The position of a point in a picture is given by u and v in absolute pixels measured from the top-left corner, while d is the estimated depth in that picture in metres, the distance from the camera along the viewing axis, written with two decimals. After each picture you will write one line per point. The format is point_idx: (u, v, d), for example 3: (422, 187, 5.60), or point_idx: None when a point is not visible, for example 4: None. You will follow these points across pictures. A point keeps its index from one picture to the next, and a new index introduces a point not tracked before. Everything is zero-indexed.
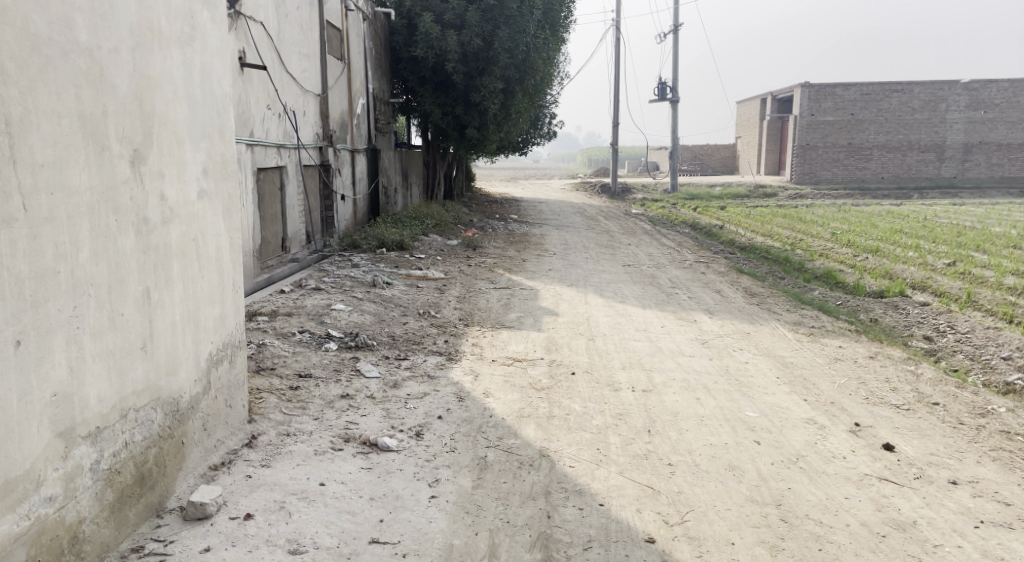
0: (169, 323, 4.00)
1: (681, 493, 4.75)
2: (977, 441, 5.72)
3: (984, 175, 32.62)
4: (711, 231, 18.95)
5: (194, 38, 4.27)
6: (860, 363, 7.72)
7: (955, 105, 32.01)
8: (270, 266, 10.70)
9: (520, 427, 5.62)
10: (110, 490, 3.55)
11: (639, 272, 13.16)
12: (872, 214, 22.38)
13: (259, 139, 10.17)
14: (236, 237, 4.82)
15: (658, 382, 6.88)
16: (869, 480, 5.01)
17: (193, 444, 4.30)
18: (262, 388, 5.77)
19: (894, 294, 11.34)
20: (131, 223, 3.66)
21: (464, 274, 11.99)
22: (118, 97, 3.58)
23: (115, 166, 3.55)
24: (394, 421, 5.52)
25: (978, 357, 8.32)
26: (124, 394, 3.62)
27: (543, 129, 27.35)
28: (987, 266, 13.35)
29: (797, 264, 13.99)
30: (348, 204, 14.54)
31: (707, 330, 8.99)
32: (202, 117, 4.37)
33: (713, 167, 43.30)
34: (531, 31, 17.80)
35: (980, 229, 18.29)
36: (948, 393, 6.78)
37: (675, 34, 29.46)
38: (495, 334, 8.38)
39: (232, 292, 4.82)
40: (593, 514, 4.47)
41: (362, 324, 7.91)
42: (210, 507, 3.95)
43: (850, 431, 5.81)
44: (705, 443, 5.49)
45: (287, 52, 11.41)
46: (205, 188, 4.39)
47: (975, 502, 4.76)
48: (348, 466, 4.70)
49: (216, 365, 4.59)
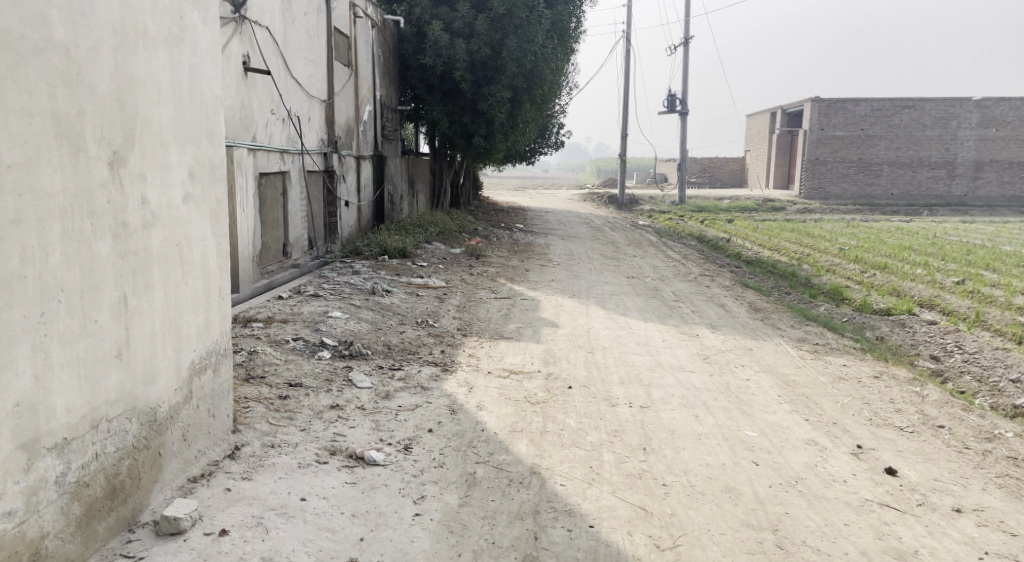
0: (148, 330, 3.89)
1: (675, 515, 4.60)
2: (983, 467, 5.55)
3: (995, 193, 32.41)
4: (718, 244, 18.82)
5: (183, 39, 4.17)
6: (864, 383, 7.56)
7: (966, 122, 31.81)
8: (269, 271, 10.61)
9: (512, 442, 5.49)
10: (77, 504, 3.44)
11: (643, 285, 13.01)
12: (881, 230, 22.18)
13: (261, 144, 10.07)
14: (223, 242, 4.71)
15: (657, 398, 6.73)
16: (869, 505, 4.85)
17: (172, 456, 4.19)
18: (249, 397, 5.65)
19: (901, 311, 11.16)
20: (108, 227, 3.55)
21: (465, 283, 11.86)
22: (97, 97, 3.49)
23: (91, 168, 3.44)
24: (383, 433, 5.39)
25: (986, 379, 8.15)
26: (96, 403, 3.51)
27: (552, 138, 27.25)
28: (997, 285, 13.17)
29: (804, 279, 13.84)
30: (351, 210, 14.45)
31: (709, 345, 8.85)
32: (189, 120, 4.26)
33: (721, 179, 43.16)
34: (540, 40, 17.68)
35: (990, 248, 18.09)
36: (955, 416, 6.62)
37: (686, 46, 29.39)
38: (493, 345, 8.25)
39: (218, 300, 4.70)
40: (581, 536, 4.33)
41: (357, 332, 7.77)
42: (185, 522, 3.83)
43: (852, 453, 5.66)
44: (702, 462, 5.35)
45: (292, 57, 11.32)
46: (190, 192, 4.28)
47: (979, 532, 4.60)
48: (331, 480, 4.57)
49: (199, 374, 4.47)
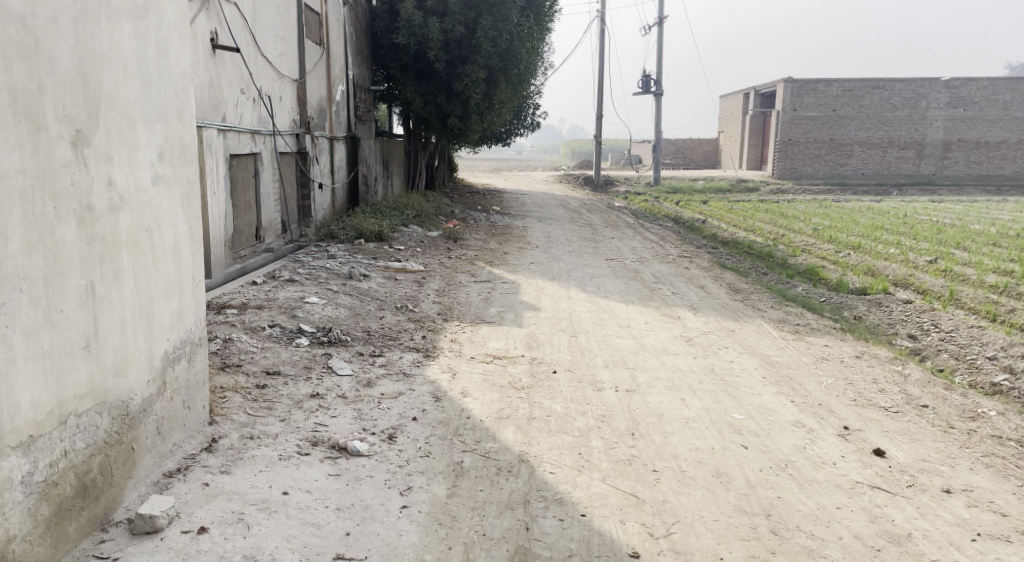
0: (118, 320, 3.68)
1: (667, 502, 4.50)
2: (969, 447, 5.52)
3: (963, 172, 32.72)
4: (694, 225, 18.77)
5: (149, 11, 3.95)
6: (847, 363, 7.51)
7: (935, 102, 32.04)
8: (242, 256, 10.35)
9: (499, 430, 5.35)
10: (46, 504, 3.25)
11: (621, 267, 12.91)
12: (853, 211, 22.27)
13: (232, 124, 9.79)
14: (196, 226, 4.50)
15: (643, 382, 6.62)
16: (860, 488, 4.79)
17: (146, 451, 4.00)
18: (225, 387, 5.45)
19: (877, 290, 11.18)
20: (72, 211, 3.35)
21: (443, 267, 11.68)
22: (57, 71, 3.27)
23: (53, 148, 3.24)
24: (365, 422, 5.23)
25: (964, 357, 8.16)
26: (64, 398, 3.32)
27: (527, 120, 27.01)
28: (969, 263, 13.23)
29: (780, 260, 13.83)
30: (325, 193, 14.17)
31: (691, 327, 8.76)
32: (157, 97, 4.04)
33: (695, 161, 43.19)
34: (515, 19, 17.32)
35: (960, 226, 18.23)
36: (938, 395, 6.59)
37: (660, 27, 29.30)
38: (474, 330, 8.10)
39: (192, 287, 4.49)
40: (574, 525, 4.21)
41: (336, 318, 7.59)
42: (161, 520, 3.66)
43: (840, 435, 5.60)
44: (691, 447, 5.26)
45: (262, 35, 11.02)
46: (160, 174, 4.07)
47: (970, 513, 4.55)
48: (314, 473, 4.41)
49: (173, 364, 4.28)
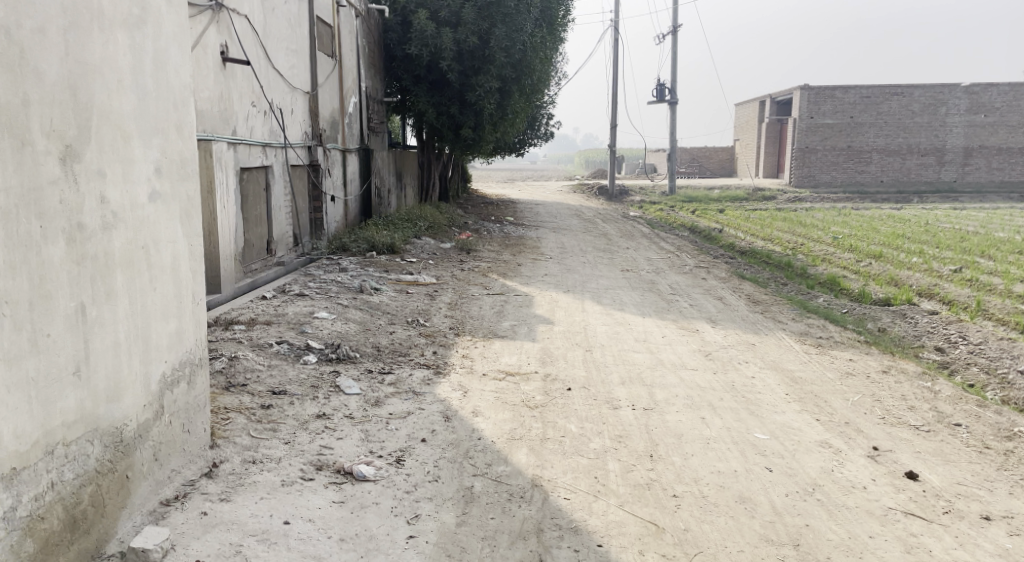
0: (111, 343, 3.52)
1: (688, 531, 4.28)
2: (1007, 469, 5.25)
3: (984, 179, 32.21)
4: (711, 235, 18.50)
5: (145, 22, 3.80)
6: (873, 379, 7.24)
7: (955, 108, 31.60)
8: (253, 270, 10.21)
9: (511, 452, 5.15)
10: (31, 540, 3.08)
11: (638, 278, 12.66)
12: (873, 219, 21.91)
13: (242, 137, 9.67)
14: (196, 244, 4.33)
15: (661, 399, 6.39)
16: (893, 515, 4.54)
17: (141, 478, 3.83)
18: (229, 407, 5.29)
19: (900, 301, 10.88)
20: (60, 230, 3.19)
21: (455, 279, 11.49)
22: (44, 84, 3.12)
23: (40, 165, 3.09)
24: (372, 445, 5.04)
25: (994, 371, 7.86)
26: (51, 426, 3.15)
27: (541, 130, 26.84)
28: (995, 273, 12.88)
29: (800, 270, 13.55)
30: (338, 205, 14.03)
31: (710, 340, 8.53)
32: (155, 109, 3.89)
33: (711, 169, 42.87)
34: (529, 29, 17.15)
35: (984, 235, 17.82)
36: (970, 413, 6.32)
37: (675, 35, 29.10)
38: (487, 345, 7.90)
39: (192, 305, 4.32)
40: (589, 557, 4.00)
41: (345, 333, 7.40)
42: (155, 553, 3.50)
43: (869, 455, 5.35)
44: (712, 470, 5.03)
45: (273, 47, 10.91)
46: (158, 190, 3.91)
47: (1012, 542, 4.29)
48: (317, 500, 4.22)
49: (171, 387, 4.11)
